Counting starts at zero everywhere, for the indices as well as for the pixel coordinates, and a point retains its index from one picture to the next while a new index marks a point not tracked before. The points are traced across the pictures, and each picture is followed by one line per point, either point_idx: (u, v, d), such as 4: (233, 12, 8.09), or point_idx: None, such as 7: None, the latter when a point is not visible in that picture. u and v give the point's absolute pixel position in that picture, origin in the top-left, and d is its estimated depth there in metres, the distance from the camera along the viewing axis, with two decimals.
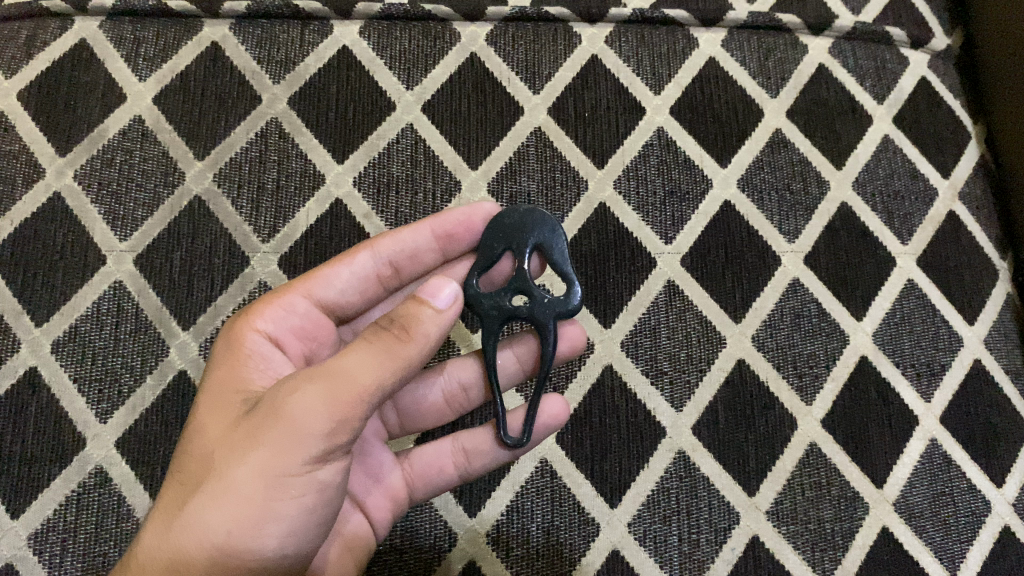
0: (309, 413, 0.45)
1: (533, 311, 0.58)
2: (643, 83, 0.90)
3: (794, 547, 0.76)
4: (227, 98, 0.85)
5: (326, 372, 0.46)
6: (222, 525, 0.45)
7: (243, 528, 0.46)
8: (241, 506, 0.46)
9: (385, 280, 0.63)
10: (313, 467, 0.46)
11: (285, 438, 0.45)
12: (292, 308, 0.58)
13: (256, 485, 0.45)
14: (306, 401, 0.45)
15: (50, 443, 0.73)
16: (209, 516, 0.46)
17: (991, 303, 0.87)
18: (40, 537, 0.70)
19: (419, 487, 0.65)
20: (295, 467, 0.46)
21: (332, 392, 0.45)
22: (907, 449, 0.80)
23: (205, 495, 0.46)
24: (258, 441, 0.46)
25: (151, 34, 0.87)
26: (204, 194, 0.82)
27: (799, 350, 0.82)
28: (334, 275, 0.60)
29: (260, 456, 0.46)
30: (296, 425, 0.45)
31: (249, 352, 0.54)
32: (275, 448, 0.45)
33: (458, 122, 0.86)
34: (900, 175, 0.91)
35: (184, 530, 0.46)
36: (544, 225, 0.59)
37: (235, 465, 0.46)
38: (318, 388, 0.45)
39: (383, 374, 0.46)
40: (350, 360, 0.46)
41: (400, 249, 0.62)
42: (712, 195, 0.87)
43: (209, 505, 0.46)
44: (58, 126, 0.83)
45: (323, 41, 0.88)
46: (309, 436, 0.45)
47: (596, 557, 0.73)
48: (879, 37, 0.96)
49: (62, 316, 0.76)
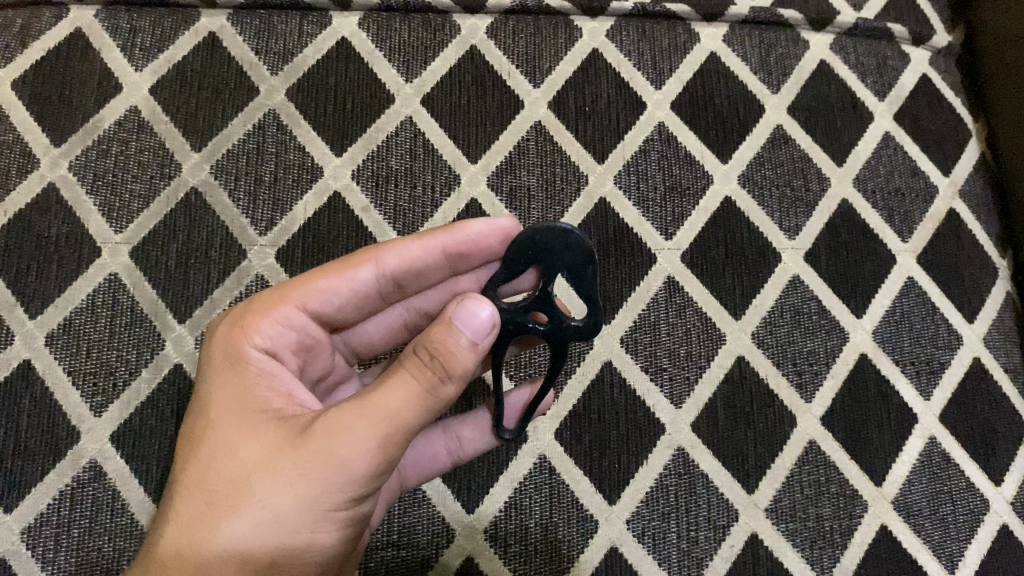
0: (359, 445, 0.46)
1: (549, 333, 0.57)
2: (643, 77, 0.90)
3: (792, 545, 0.75)
4: (225, 89, 0.84)
5: (374, 408, 0.46)
6: (264, 548, 0.46)
7: (287, 553, 0.46)
8: (283, 533, 0.46)
9: (386, 295, 0.61)
10: (357, 496, 0.48)
11: (333, 468, 0.45)
12: (289, 323, 0.56)
13: (299, 512, 0.46)
14: (355, 433, 0.46)
15: (44, 436, 0.72)
16: (250, 540, 0.45)
17: (991, 301, 0.87)
18: (33, 532, 0.69)
19: (412, 476, 0.64)
20: (341, 495, 0.46)
21: (383, 429, 0.46)
22: (906, 447, 0.80)
23: (240, 520, 0.46)
24: (303, 471, 0.46)
25: (148, 23, 0.86)
26: (201, 186, 0.81)
27: (799, 347, 0.82)
28: (333, 288, 0.57)
29: (306, 486, 0.46)
30: (344, 457, 0.46)
31: (255, 370, 0.52)
32: (323, 477, 0.46)
33: (459, 116, 0.86)
34: (901, 172, 0.91)
35: (219, 553, 0.45)
36: (575, 251, 0.55)
37: (277, 494, 0.46)
38: (369, 424, 0.46)
39: (426, 409, 0.47)
40: (394, 394, 0.47)
41: (405, 266, 0.59)
42: (712, 190, 0.86)
43: (247, 530, 0.45)
44: (52, 116, 0.82)
45: (322, 33, 0.87)
46: (358, 471, 0.46)
47: (595, 554, 0.73)
48: (881, 34, 0.95)
49: (56, 308, 0.76)
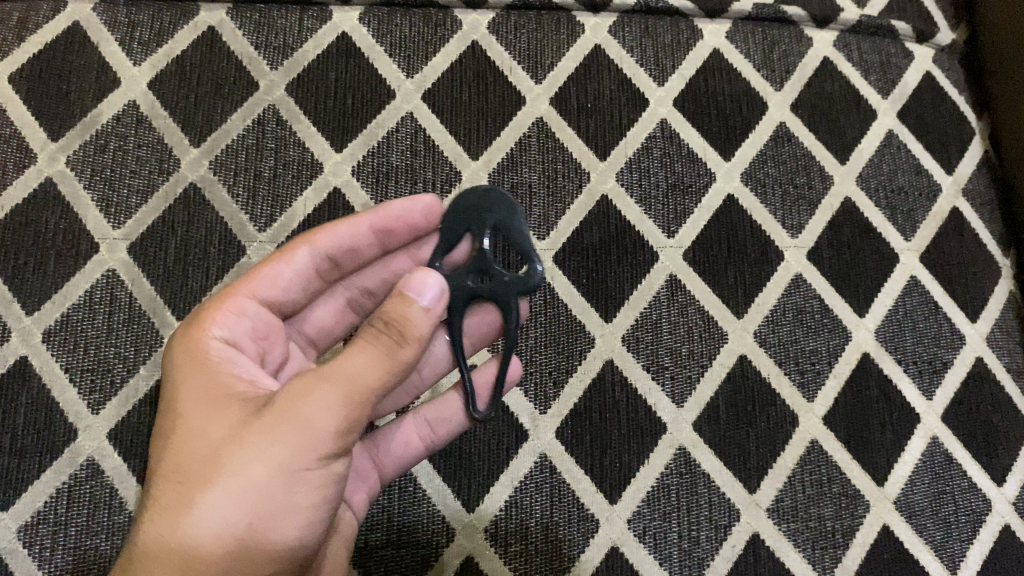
0: (326, 411, 0.46)
1: (496, 290, 0.59)
2: (646, 74, 0.89)
3: (794, 545, 0.75)
4: (224, 84, 0.84)
5: (335, 374, 0.46)
6: (243, 520, 0.46)
7: (267, 525, 0.46)
8: (261, 505, 0.46)
9: (326, 276, 0.62)
10: (328, 460, 0.47)
11: (300, 434, 0.46)
12: (243, 312, 0.56)
13: (274, 484, 0.46)
14: (319, 399, 0.46)
15: (41, 433, 0.71)
16: (227, 513, 0.45)
17: (994, 300, 0.87)
18: (29, 530, 0.69)
19: (389, 465, 0.64)
20: (312, 460, 0.46)
21: (345, 394, 0.46)
22: (908, 447, 0.80)
23: (214, 495, 0.46)
24: (271, 441, 0.46)
25: (146, 17, 0.85)
26: (200, 182, 0.80)
27: (801, 347, 0.81)
28: (276, 274, 0.59)
29: (276, 454, 0.46)
30: (312, 424, 0.46)
31: (211, 358, 0.52)
32: (291, 443, 0.46)
33: (459, 112, 0.85)
34: (904, 171, 0.90)
35: (198, 529, 0.45)
36: (503, 207, 0.60)
37: (248, 465, 0.46)
38: (332, 389, 0.46)
39: (389, 373, 0.47)
40: (354, 359, 0.46)
41: (340, 246, 0.61)
42: (715, 188, 0.86)
43: (223, 504, 0.45)
44: (49, 111, 0.81)
45: (322, 27, 0.86)
46: (327, 435, 0.46)
47: (595, 554, 0.72)
48: (885, 31, 0.95)
49: (54, 304, 0.75)
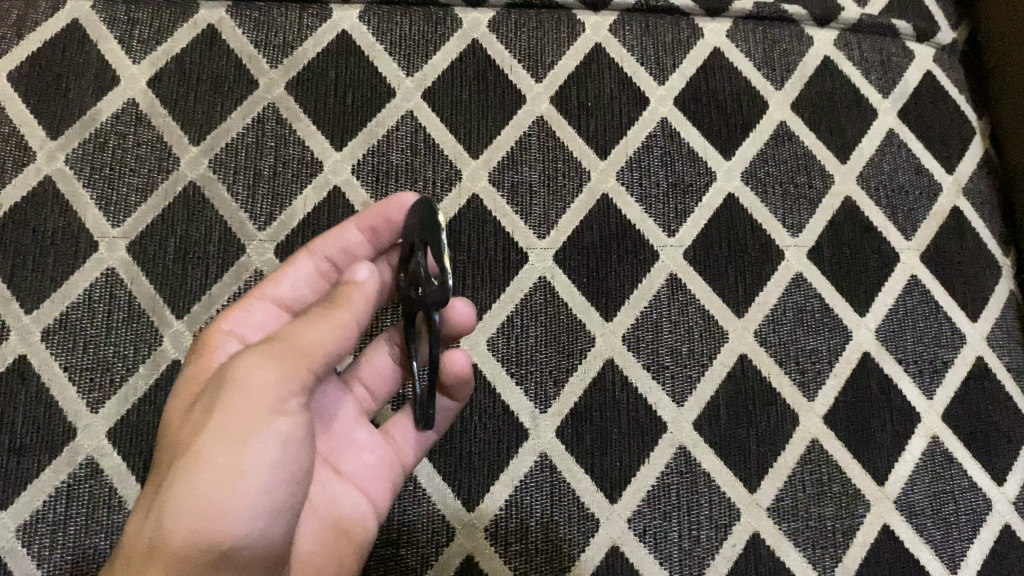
0: (264, 370, 0.49)
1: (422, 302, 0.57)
2: (647, 73, 0.89)
3: (794, 544, 0.75)
4: (223, 82, 0.83)
5: (277, 343, 0.51)
6: (197, 499, 0.45)
7: (208, 496, 0.45)
8: (203, 474, 0.45)
9: (331, 278, 0.66)
10: (274, 421, 0.48)
11: (241, 395, 0.48)
12: (252, 312, 0.62)
13: (216, 449, 0.46)
14: (260, 363, 0.49)
15: (40, 432, 0.71)
16: (182, 493, 0.45)
17: (994, 299, 0.87)
18: (28, 529, 0.68)
19: (410, 453, 0.65)
20: (256, 422, 0.47)
21: (283, 356, 0.50)
22: (909, 447, 0.80)
23: (174, 476, 0.46)
24: (220, 411, 0.47)
25: (145, 16, 0.85)
26: (200, 180, 0.80)
27: (802, 346, 0.81)
28: (282, 277, 0.64)
29: (223, 423, 0.47)
30: (252, 384, 0.48)
31: (214, 358, 0.58)
32: (235, 407, 0.47)
33: (460, 111, 0.85)
34: (905, 170, 0.90)
35: (160, 513, 0.45)
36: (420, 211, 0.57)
37: (202, 439, 0.47)
38: (271, 354, 0.50)
39: (325, 333, 0.52)
40: (296, 331, 0.52)
41: (336, 246, 0.66)
42: (715, 187, 0.86)
43: (179, 482, 0.45)
44: (49, 109, 0.81)
45: (322, 26, 0.86)
46: (267, 393, 0.48)
47: (595, 553, 0.72)
48: (886, 30, 0.95)
49: (53, 302, 0.75)
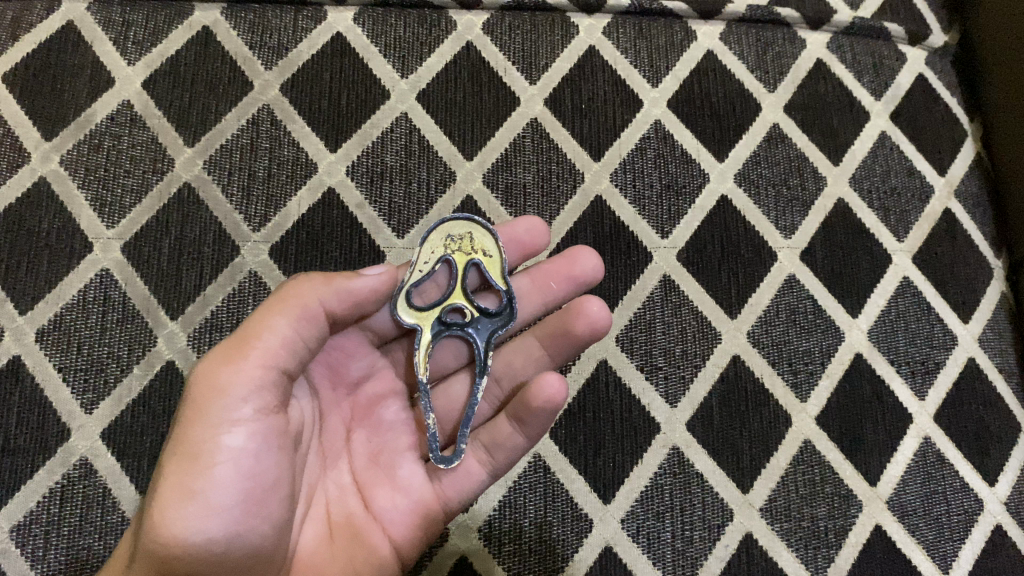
0: (218, 371, 0.51)
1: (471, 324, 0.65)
2: (640, 75, 0.89)
3: (787, 545, 0.75)
4: (217, 84, 0.84)
5: (224, 344, 0.53)
6: (156, 516, 0.49)
7: (164, 515, 0.49)
8: (164, 492, 0.49)
9: None
10: (218, 430, 0.50)
11: (191, 406, 0.51)
12: None
13: (175, 468, 0.50)
14: (208, 370, 0.52)
15: (34, 433, 0.71)
16: (151, 511, 0.49)
17: (986, 301, 0.87)
18: (23, 530, 0.69)
19: (453, 495, 0.61)
20: (201, 432, 0.50)
21: (225, 356, 0.51)
22: (901, 447, 0.80)
23: (148, 494, 0.51)
24: (178, 424, 0.51)
25: (141, 17, 0.85)
26: (194, 181, 0.80)
27: (794, 347, 0.81)
28: None
29: (176, 436, 0.51)
30: (203, 388, 0.51)
31: None
32: (186, 421, 0.51)
33: (455, 112, 0.85)
34: (897, 172, 0.91)
35: (140, 529, 0.50)
36: (445, 236, 0.65)
37: (165, 454, 0.51)
38: (217, 357, 0.52)
39: (284, 319, 0.52)
40: (248, 326, 0.53)
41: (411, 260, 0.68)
42: (708, 189, 0.86)
43: (150, 499, 0.50)
44: (43, 110, 0.81)
45: (316, 27, 0.87)
46: (212, 400, 0.50)
47: (589, 554, 0.72)
48: (878, 33, 0.95)
49: (47, 303, 0.75)
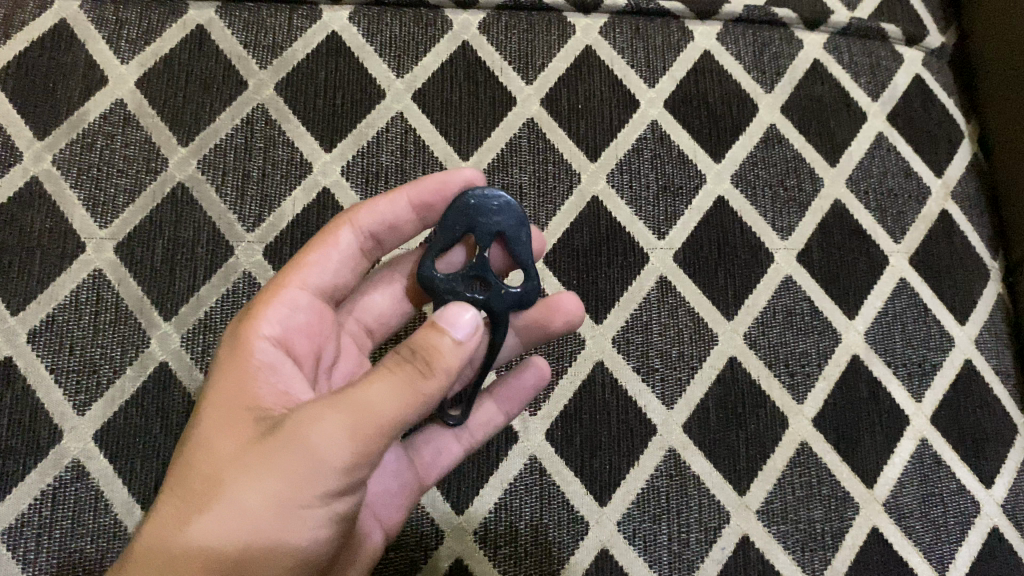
0: (342, 443, 0.43)
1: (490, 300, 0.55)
2: (637, 75, 0.89)
3: (784, 547, 0.75)
4: (212, 83, 0.83)
5: (345, 403, 0.44)
6: (229, 552, 0.44)
7: (246, 558, 0.44)
8: (246, 535, 0.44)
9: (369, 253, 0.62)
10: (329, 496, 0.45)
11: (301, 465, 0.43)
12: (296, 304, 0.56)
13: (265, 516, 0.44)
14: (326, 429, 0.43)
15: (24, 435, 0.70)
16: (220, 543, 0.44)
17: (982, 303, 0.87)
18: (13, 533, 0.68)
19: (432, 472, 0.64)
20: (312, 497, 0.44)
21: (352, 424, 0.43)
22: (898, 449, 0.80)
23: (209, 518, 0.44)
24: (274, 470, 0.44)
25: (134, 15, 0.84)
26: (188, 181, 0.80)
27: (791, 349, 0.81)
28: (323, 260, 0.58)
29: (275, 485, 0.44)
30: (318, 453, 0.43)
31: (257, 363, 0.51)
32: (291, 471, 0.43)
33: (451, 112, 0.85)
34: (894, 173, 0.90)
35: (195, 550, 0.44)
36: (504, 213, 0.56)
37: (246, 492, 0.44)
38: (343, 418, 0.43)
39: (407, 408, 0.44)
40: (373, 388, 0.44)
41: (380, 222, 0.61)
42: (705, 190, 0.86)
43: (217, 531, 0.44)
44: (36, 109, 0.80)
45: (311, 26, 0.86)
46: (331, 469, 0.43)
47: (585, 556, 0.72)
48: (875, 34, 0.95)
49: (39, 304, 0.74)
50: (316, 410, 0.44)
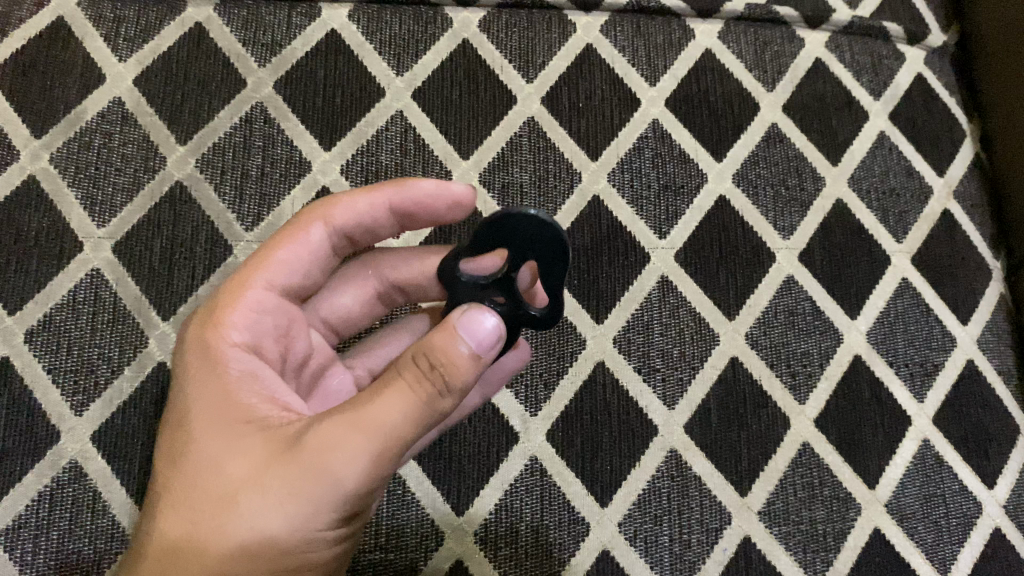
0: (364, 464, 0.43)
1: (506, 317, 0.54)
2: (638, 73, 0.89)
3: (786, 548, 0.75)
4: (211, 81, 0.82)
5: (364, 426, 0.43)
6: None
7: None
8: (266, 559, 0.43)
9: (340, 251, 0.60)
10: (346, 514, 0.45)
11: (323, 488, 0.43)
12: (262, 303, 0.54)
13: (287, 538, 0.43)
14: (346, 452, 0.43)
15: (22, 436, 0.70)
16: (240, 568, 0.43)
17: (985, 302, 0.87)
18: (10, 535, 0.67)
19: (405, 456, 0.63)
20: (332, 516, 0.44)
21: (374, 447, 0.43)
22: (900, 450, 0.79)
23: (226, 545, 0.43)
24: (294, 495, 0.43)
25: (131, 12, 0.83)
26: (187, 180, 0.79)
27: (793, 349, 0.81)
28: (289, 258, 0.56)
29: (295, 510, 0.43)
30: (339, 475, 0.43)
31: (236, 374, 0.49)
32: (312, 494, 0.43)
33: (451, 110, 0.84)
34: (896, 172, 0.90)
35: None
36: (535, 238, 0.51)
37: (263, 516, 0.43)
38: (364, 441, 0.43)
39: (421, 423, 0.44)
40: (390, 408, 0.43)
41: (353, 220, 0.58)
42: (707, 189, 0.85)
43: (237, 557, 0.43)
44: (33, 107, 0.80)
45: (311, 24, 0.85)
46: (354, 489, 0.43)
47: (586, 557, 0.72)
48: (877, 32, 0.95)
49: (37, 303, 0.74)
50: (331, 432, 0.43)
